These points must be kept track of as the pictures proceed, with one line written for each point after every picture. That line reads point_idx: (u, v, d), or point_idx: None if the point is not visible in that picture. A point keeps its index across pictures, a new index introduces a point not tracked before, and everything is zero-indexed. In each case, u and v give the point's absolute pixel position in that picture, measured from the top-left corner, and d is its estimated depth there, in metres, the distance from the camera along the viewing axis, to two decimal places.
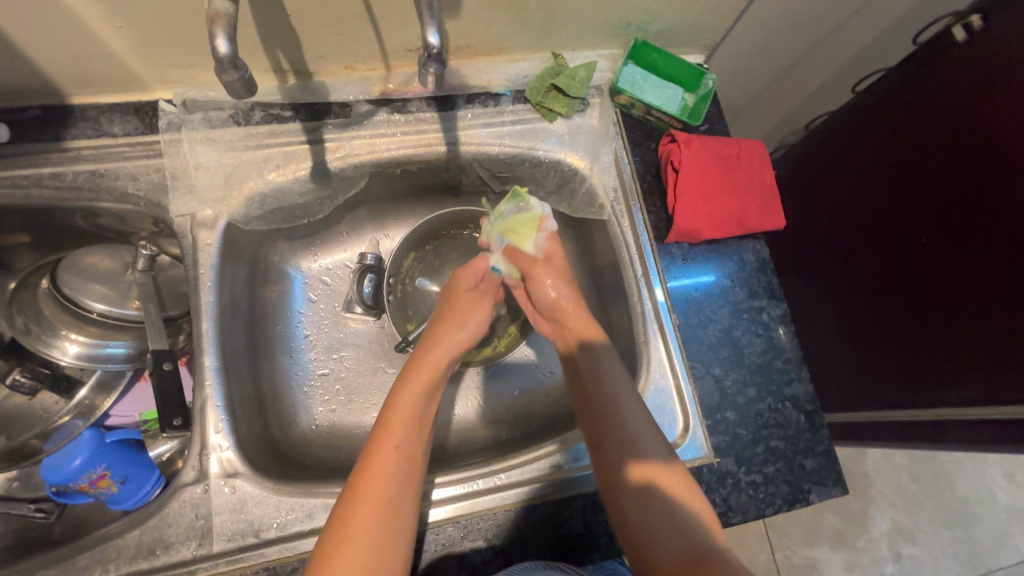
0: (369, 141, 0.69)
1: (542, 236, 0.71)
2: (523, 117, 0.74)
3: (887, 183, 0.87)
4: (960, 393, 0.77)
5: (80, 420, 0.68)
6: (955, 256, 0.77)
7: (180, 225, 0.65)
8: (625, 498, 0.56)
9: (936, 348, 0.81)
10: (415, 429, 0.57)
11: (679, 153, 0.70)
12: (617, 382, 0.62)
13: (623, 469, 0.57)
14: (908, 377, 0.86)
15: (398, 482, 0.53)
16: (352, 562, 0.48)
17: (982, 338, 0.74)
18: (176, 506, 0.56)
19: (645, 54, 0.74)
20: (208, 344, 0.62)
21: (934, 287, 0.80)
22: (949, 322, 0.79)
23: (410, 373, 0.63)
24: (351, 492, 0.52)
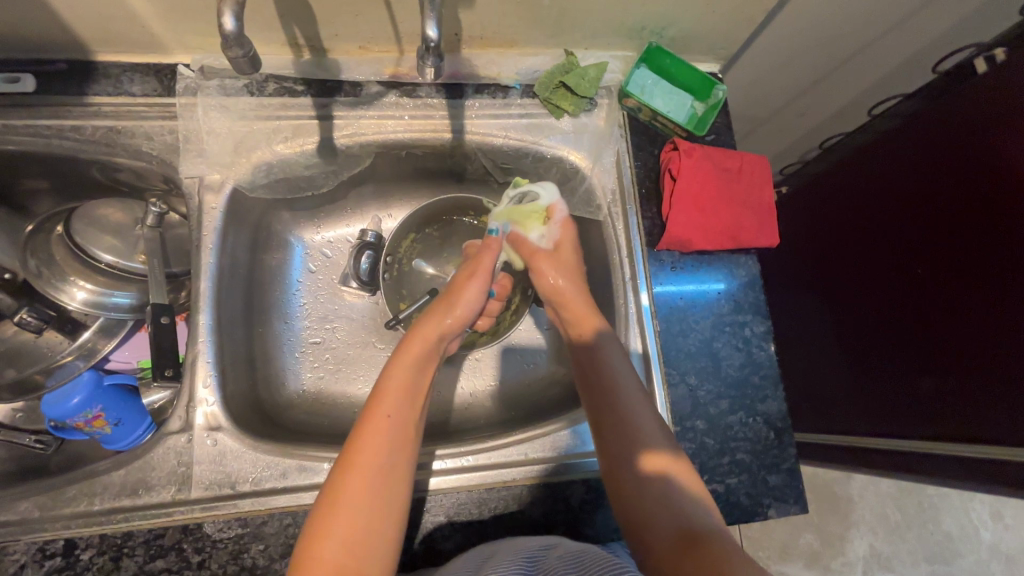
0: (376, 121, 0.71)
1: (552, 227, 0.76)
2: (530, 111, 0.75)
3: (891, 209, 0.86)
4: (956, 425, 0.77)
5: (82, 361, 0.72)
6: (954, 290, 0.76)
7: (189, 186, 0.68)
8: (635, 490, 0.57)
9: (932, 380, 0.79)
10: (406, 399, 0.59)
11: (679, 162, 0.70)
12: (612, 375, 0.64)
13: (634, 463, 0.58)
14: (898, 407, 0.85)
15: (393, 448, 0.54)
16: (345, 521, 0.49)
17: (980, 372, 0.73)
18: (160, 452, 0.59)
19: (658, 59, 0.74)
20: (205, 303, 0.65)
21: (933, 317, 0.79)
22: (941, 354, 0.78)
23: (402, 349, 0.64)
24: (346, 458, 0.53)
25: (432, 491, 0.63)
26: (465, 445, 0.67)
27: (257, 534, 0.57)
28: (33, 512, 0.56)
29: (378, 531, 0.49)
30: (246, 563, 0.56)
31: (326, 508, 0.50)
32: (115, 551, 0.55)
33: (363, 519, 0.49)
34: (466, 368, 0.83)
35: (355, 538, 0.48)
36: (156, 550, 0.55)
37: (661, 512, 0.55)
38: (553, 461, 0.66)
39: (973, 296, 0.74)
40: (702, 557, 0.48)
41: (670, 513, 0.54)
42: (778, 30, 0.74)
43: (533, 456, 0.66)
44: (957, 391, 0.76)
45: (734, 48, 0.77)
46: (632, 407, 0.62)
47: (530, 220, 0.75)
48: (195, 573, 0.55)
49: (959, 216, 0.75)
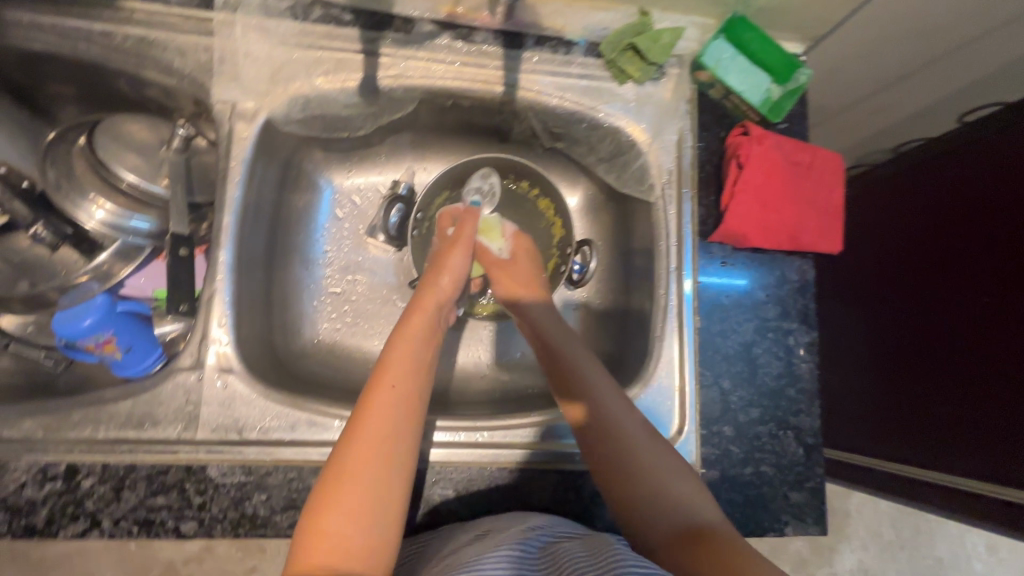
0: (424, 64, 0.66)
1: (506, 240, 0.77)
2: (591, 73, 0.69)
3: (929, 222, 0.79)
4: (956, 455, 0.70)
5: (96, 284, 0.68)
6: (981, 314, 0.69)
7: (219, 111, 0.63)
8: (625, 493, 0.55)
9: (938, 407, 0.73)
10: (413, 372, 0.54)
11: (748, 149, 0.64)
12: (591, 379, 0.61)
13: (625, 468, 0.56)
14: (898, 430, 0.78)
15: (403, 419, 0.50)
16: (349, 497, 0.44)
17: (987, 402, 0.67)
18: (169, 388, 0.57)
19: (739, 32, 0.66)
20: (226, 239, 0.61)
21: (952, 339, 0.72)
22: (951, 378, 0.72)
23: (405, 323, 0.60)
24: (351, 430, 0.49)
25: (432, 463, 0.60)
26: (464, 416, 0.64)
27: (260, 484, 0.56)
28: (37, 432, 0.54)
29: (387, 504, 0.45)
30: (246, 512, 0.55)
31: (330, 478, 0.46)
32: (117, 482, 0.54)
33: (366, 491, 0.45)
34: (485, 338, 0.80)
35: (359, 511, 0.44)
36: (158, 485, 0.54)
37: (661, 511, 0.53)
38: (555, 444, 0.63)
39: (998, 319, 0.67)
40: (716, 558, 0.47)
41: (669, 512, 0.53)
42: (880, 13, 0.66)
43: (536, 437, 0.63)
44: (963, 420, 0.70)
45: (826, 28, 0.69)
46: (610, 409, 0.59)
47: (486, 232, 0.76)
48: (195, 513, 0.54)
49: (1007, 234, 0.68)
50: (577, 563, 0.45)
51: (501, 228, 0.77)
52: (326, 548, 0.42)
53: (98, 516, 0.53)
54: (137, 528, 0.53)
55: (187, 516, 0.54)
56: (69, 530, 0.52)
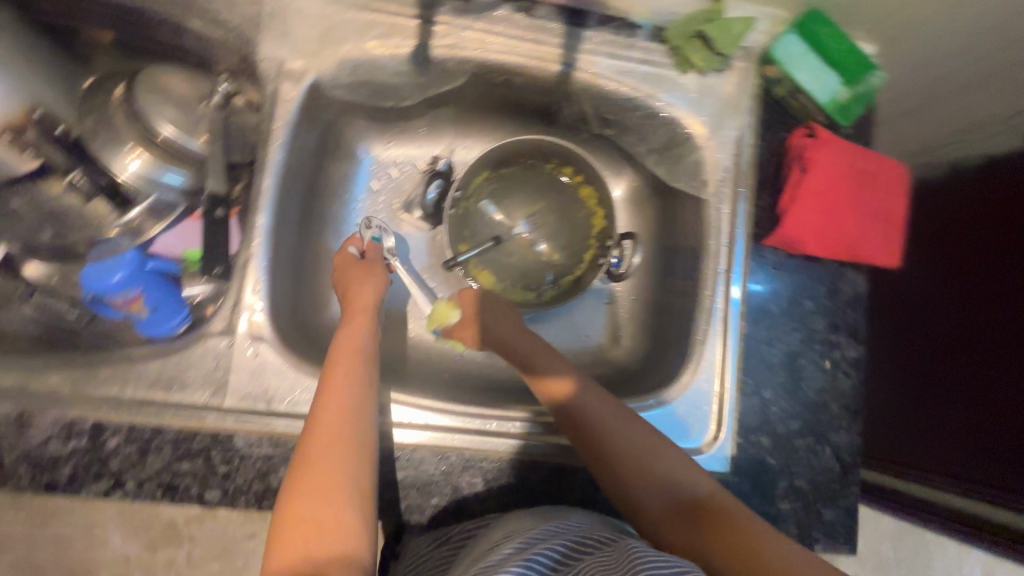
0: (480, 36, 0.63)
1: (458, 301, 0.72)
2: (653, 59, 0.65)
3: None
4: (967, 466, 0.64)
5: (127, 239, 0.66)
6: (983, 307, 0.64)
7: (266, 69, 0.60)
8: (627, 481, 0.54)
9: (928, 403, 0.67)
10: (359, 359, 0.54)
11: (814, 150, 0.62)
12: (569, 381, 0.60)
13: (619, 456, 0.55)
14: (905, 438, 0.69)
15: (358, 405, 0.49)
16: (321, 473, 0.43)
17: (999, 408, 0.61)
18: (199, 352, 0.55)
19: (816, 26, 0.63)
20: (265, 204, 0.59)
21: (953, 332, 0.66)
22: (954, 374, 0.66)
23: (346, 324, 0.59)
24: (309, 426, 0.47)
25: (423, 446, 0.58)
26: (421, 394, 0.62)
27: (287, 458, 0.54)
28: (63, 387, 0.53)
29: (356, 481, 0.44)
30: (271, 485, 0.53)
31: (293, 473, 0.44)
32: (142, 444, 0.52)
33: (332, 469, 0.43)
34: None
35: (326, 489, 0.42)
36: (183, 451, 0.53)
37: (653, 495, 0.53)
38: (558, 434, 0.61)
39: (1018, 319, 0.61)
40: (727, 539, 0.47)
41: (664, 494, 0.53)
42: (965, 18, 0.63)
43: (541, 428, 0.62)
44: None
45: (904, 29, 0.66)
46: (589, 398, 0.58)
47: (443, 314, 0.72)
48: (219, 482, 0.53)
49: None
50: (596, 568, 0.42)
51: (447, 301, 0.73)
52: (299, 533, 0.40)
53: (122, 477, 0.52)
54: (160, 493, 0.52)
55: (212, 484, 0.53)
56: (92, 488, 0.51)
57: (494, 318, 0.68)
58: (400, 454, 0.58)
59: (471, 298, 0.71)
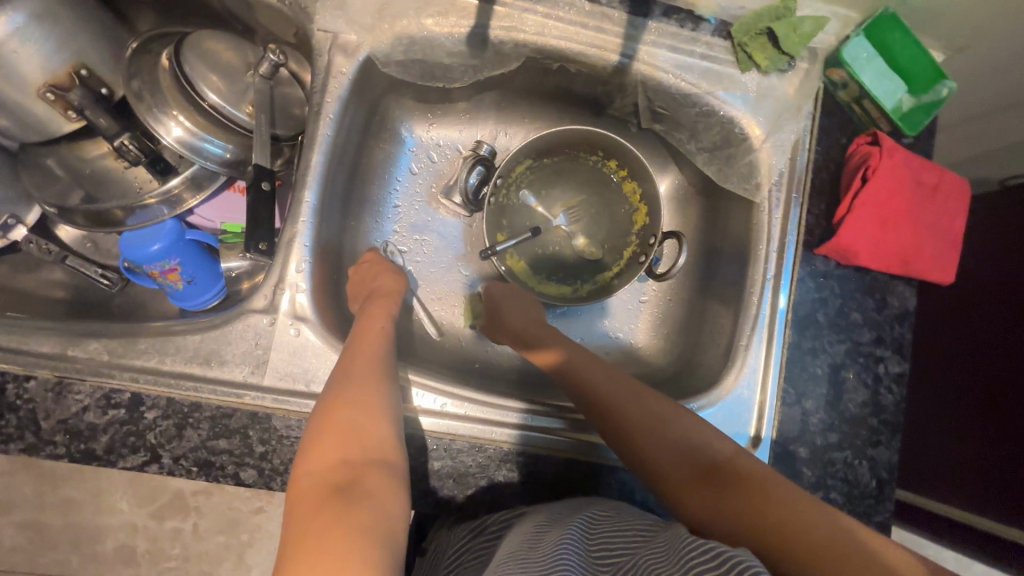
0: (541, 19, 0.61)
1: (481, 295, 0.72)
2: (715, 54, 0.63)
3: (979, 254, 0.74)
4: (996, 494, 0.67)
5: (166, 209, 0.64)
6: (1005, 343, 0.67)
7: (319, 40, 0.58)
8: (650, 447, 0.53)
9: (954, 431, 0.71)
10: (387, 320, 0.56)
11: (878, 160, 0.60)
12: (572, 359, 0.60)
13: (641, 419, 0.54)
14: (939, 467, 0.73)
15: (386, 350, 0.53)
16: (353, 399, 0.45)
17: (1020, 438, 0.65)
18: (239, 328, 0.54)
19: (884, 30, 0.61)
20: (313, 180, 0.57)
21: (976, 366, 0.70)
22: (978, 407, 0.69)
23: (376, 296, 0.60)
24: (340, 365, 0.50)
25: (459, 437, 0.58)
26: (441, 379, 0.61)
27: None
28: (102, 355, 0.52)
29: (387, 404, 0.46)
30: None
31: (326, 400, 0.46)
32: (180, 419, 0.51)
33: (366, 391, 0.46)
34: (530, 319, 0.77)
35: (362, 409, 0.44)
36: (221, 429, 0.52)
37: (680, 460, 0.52)
38: (586, 432, 0.61)
39: None
40: (757, 500, 0.47)
41: (687, 461, 0.52)
42: None
43: (567, 423, 0.61)
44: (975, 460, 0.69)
45: (977, 39, 0.64)
46: (596, 366, 0.59)
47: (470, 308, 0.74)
48: (255, 462, 0.52)
49: None
50: (650, 563, 0.39)
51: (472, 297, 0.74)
52: (334, 440, 0.41)
53: (158, 451, 0.51)
54: (196, 469, 0.51)
55: (248, 464, 0.52)
56: (129, 460, 0.50)
57: (511, 307, 0.68)
58: (437, 443, 0.57)
59: (500, 286, 0.70)
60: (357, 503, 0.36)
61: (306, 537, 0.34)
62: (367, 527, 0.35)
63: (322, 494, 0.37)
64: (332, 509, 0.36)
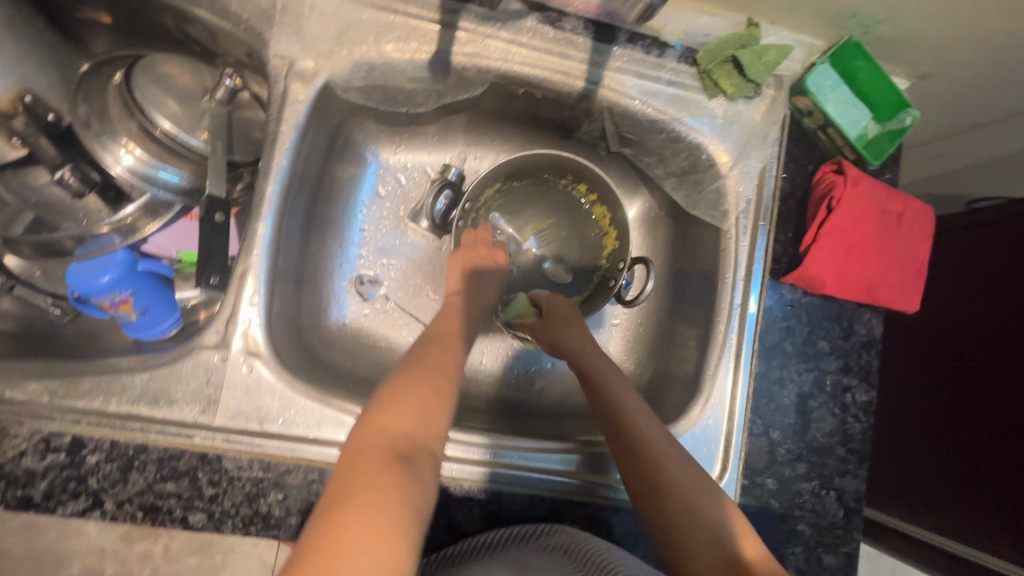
0: (504, 46, 0.60)
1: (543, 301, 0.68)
2: (681, 80, 0.63)
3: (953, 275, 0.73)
4: (964, 520, 0.67)
5: (118, 237, 0.60)
6: (982, 371, 0.67)
7: (275, 67, 0.57)
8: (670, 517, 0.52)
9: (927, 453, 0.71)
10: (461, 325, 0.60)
11: (842, 189, 0.59)
12: (621, 393, 0.58)
13: (671, 483, 0.52)
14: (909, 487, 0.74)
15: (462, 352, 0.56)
16: (427, 381, 0.49)
17: (992, 467, 0.64)
18: (189, 365, 0.52)
19: (848, 58, 0.61)
20: (269, 209, 0.56)
21: (948, 389, 0.70)
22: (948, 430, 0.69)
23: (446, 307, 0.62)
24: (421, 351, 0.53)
25: None
26: None
27: (278, 482, 0.52)
28: (42, 396, 0.49)
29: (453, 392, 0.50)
30: (260, 510, 0.51)
31: (405, 375, 0.49)
32: (125, 461, 0.50)
33: (439, 376, 0.50)
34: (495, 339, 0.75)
35: (434, 389, 0.48)
36: (169, 471, 0.50)
37: (696, 537, 0.50)
38: (585, 471, 0.60)
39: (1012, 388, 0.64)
40: None
41: (708, 539, 0.50)
42: (1006, 60, 0.61)
43: (579, 462, 0.60)
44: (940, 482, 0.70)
45: (941, 67, 0.64)
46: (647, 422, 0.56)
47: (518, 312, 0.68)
48: (205, 506, 0.50)
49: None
50: None
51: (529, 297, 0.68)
52: (404, 416, 0.45)
53: (101, 496, 0.49)
54: (142, 514, 0.49)
55: (196, 508, 0.50)
56: (68, 507, 0.48)
57: (571, 326, 0.64)
58: None
59: (559, 304, 0.67)
60: (411, 477, 0.40)
61: (361, 487, 0.38)
62: (412, 504, 0.38)
63: (384, 456, 0.41)
64: (387, 471, 0.40)
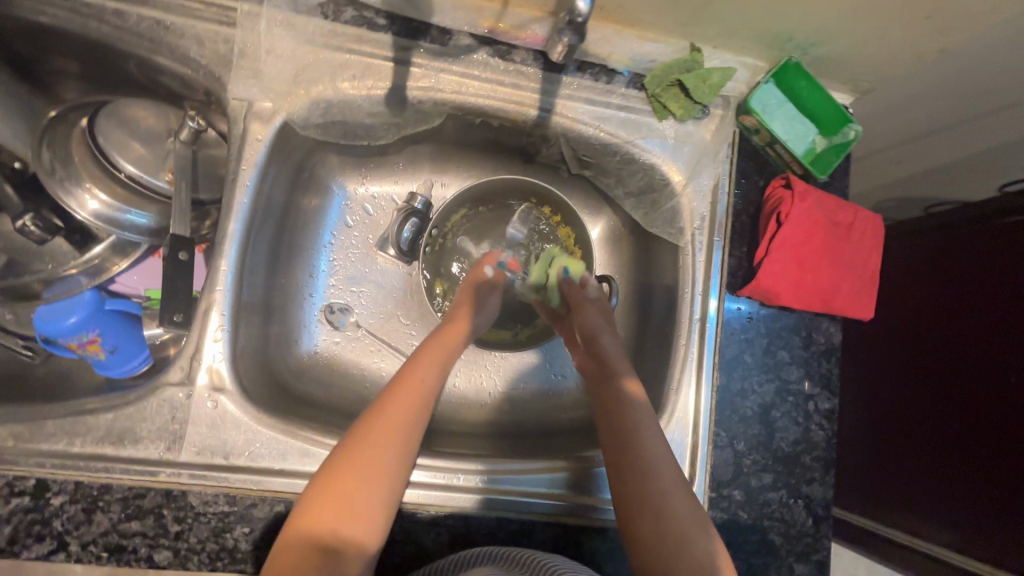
0: (458, 79, 0.62)
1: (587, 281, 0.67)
2: (632, 104, 0.65)
3: (912, 292, 0.79)
4: (951, 525, 0.70)
5: (85, 279, 0.64)
6: (944, 379, 0.73)
7: (234, 108, 0.58)
8: (652, 537, 0.50)
9: (916, 460, 0.74)
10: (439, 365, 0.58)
11: (790, 204, 0.61)
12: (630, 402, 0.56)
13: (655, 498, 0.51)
14: (893, 492, 0.77)
15: (419, 409, 0.53)
16: (368, 452, 0.49)
17: (986, 473, 0.67)
18: (154, 403, 0.53)
19: (790, 78, 0.64)
20: (230, 247, 0.57)
21: (914, 396, 0.76)
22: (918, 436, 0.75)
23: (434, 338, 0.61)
24: (370, 412, 0.52)
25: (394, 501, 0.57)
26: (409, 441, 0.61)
27: (244, 515, 0.52)
28: (6, 441, 0.50)
29: (394, 460, 0.50)
30: (226, 544, 0.51)
31: (345, 447, 0.50)
32: (89, 502, 0.50)
33: (382, 446, 0.50)
34: (471, 361, 0.75)
35: (369, 465, 0.49)
36: (133, 510, 0.50)
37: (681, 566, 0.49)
38: (558, 494, 0.59)
39: (969, 395, 0.70)
40: None
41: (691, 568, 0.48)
42: (939, 74, 0.63)
43: (560, 484, 0.60)
44: (914, 485, 0.74)
45: (880, 82, 0.67)
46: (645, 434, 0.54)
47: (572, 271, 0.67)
48: (171, 543, 0.51)
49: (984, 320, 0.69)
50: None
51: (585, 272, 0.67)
52: (334, 500, 0.47)
53: (66, 538, 0.49)
54: (106, 555, 0.50)
55: (162, 545, 0.50)
56: (34, 550, 0.49)
57: (598, 332, 0.63)
58: None
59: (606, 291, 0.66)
60: None
61: None
62: None
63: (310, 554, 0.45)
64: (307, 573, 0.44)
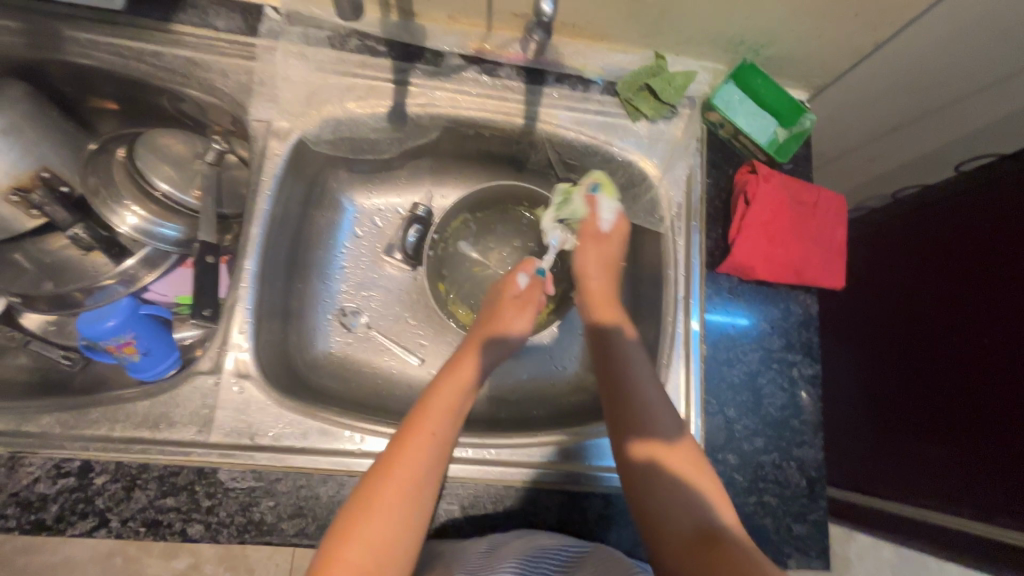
0: (451, 95, 0.69)
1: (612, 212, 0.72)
2: (607, 109, 0.72)
3: (894, 271, 0.85)
4: (957, 494, 0.70)
5: (121, 287, 0.70)
6: (924, 349, 0.78)
7: (256, 129, 0.67)
8: (637, 471, 0.56)
9: (918, 431, 0.77)
10: (450, 419, 0.56)
11: (755, 186, 0.68)
12: (626, 351, 0.63)
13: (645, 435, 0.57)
14: (892, 465, 0.79)
15: (431, 471, 0.52)
16: (379, 524, 0.48)
17: (994, 446, 0.67)
18: (187, 390, 0.58)
19: (748, 76, 0.70)
20: (253, 248, 0.64)
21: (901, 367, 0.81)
22: (909, 405, 0.79)
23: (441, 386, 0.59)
24: (377, 475, 0.51)
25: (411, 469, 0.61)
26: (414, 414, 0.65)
27: (269, 490, 0.56)
28: (54, 428, 0.55)
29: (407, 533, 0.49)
30: (253, 517, 0.55)
31: (352, 517, 0.48)
32: (129, 481, 0.54)
33: (394, 517, 0.48)
34: None
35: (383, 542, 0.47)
36: (168, 487, 0.55)
37: (670, 505, 0.53)
38: (562, 463, 0.64)
39: (943, 361, 0.75)
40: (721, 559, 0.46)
41: (684, 506, 0.52)
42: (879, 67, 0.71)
43: (559, 453, 0.64)
44: (915, 455, 0.76)
45: (829, 78, 0.74)
46: (636, 381, 0.61)
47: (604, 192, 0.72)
48: (202, 517, 0.55)
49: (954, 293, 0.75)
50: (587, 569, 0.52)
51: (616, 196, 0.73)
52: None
53: (107, 515, 0.54)
54: (144, 530, 0.54)
55: (195, 519, 0.55)
56: (77, 527, 0.53)
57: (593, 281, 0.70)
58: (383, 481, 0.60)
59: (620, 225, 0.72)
60: None
61: None
62: None
63: None
64: None
